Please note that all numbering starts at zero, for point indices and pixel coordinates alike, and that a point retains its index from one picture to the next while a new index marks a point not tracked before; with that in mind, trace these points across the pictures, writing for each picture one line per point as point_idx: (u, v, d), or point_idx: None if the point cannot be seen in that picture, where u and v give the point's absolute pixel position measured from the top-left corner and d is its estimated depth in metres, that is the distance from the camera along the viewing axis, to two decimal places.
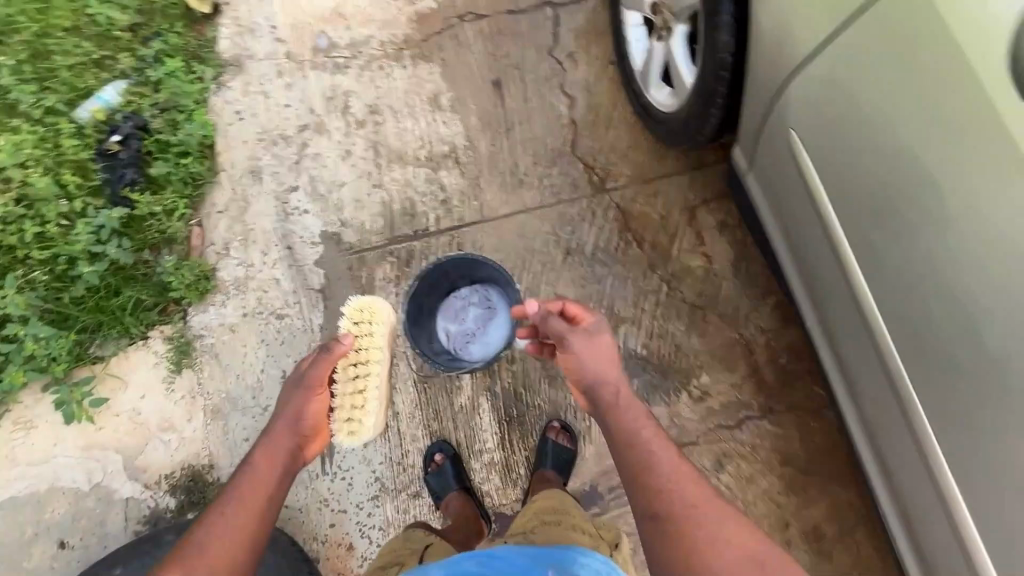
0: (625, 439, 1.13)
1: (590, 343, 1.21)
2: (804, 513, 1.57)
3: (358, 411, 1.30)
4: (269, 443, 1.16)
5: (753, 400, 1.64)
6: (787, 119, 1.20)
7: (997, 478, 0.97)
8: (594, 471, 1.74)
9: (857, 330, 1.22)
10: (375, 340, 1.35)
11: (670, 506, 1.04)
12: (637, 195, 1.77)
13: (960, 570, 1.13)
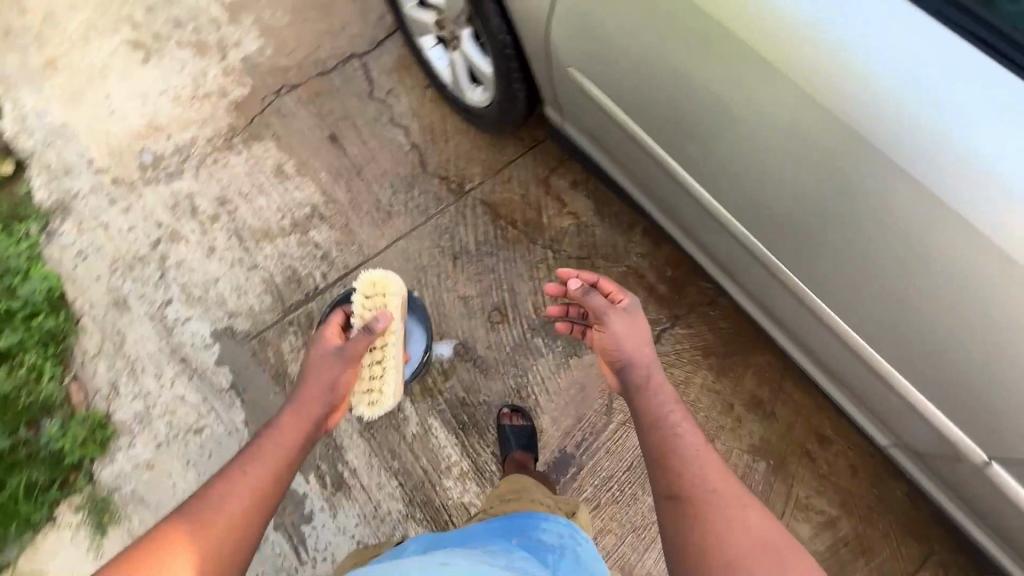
0: (649, 413, 1.05)
1: (625, 322, 1.14)
2: (740, 389, 1.68)
3: (377, 381, 1.23)
4: (300, 404, 1.02)
5: (659, 315, 1.75)
6: (567, 65, 1.32)
7: (843, 292, 1.08)
8: (560, 437, 1.64)
9: (710, 223, 1.32)
10: (389, 314, 1.24)
11: (685, 490, 0.95)
12: (494, 186, 1.87)
13: (873, 391, 1.21)
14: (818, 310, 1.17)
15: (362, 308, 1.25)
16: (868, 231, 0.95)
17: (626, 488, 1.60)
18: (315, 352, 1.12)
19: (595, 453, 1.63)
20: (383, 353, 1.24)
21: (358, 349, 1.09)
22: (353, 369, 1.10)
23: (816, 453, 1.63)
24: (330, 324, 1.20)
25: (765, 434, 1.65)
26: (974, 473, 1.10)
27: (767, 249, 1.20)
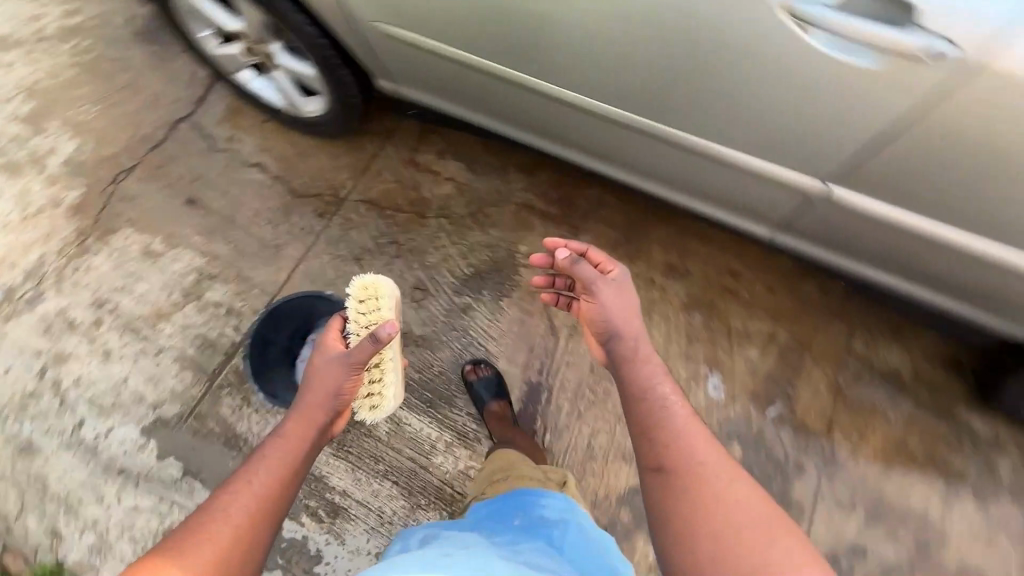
0: (637, 393, 0.99)
1: (615, 294, 1.06)
2: (652, 263, 1.84)
3: (376, 384, 1.20)
4: (302, 411, 1.01)
5: (560, 233, 1.88)
6: (380, 24, 1.33)
7: (702, 113, 1.17)
8: (521, 372, 1.70)
9: (576, 120, 1.36)
10: (387, 318, 1.15)
11: (673, 465, 0.90)
12: (367, 183, 1.92)
13: (771, 199, 1.31)
14: (698, 146, 1.26)
15: (358, 317, 1.15)
16: (699, 43, 1.02)
17: (597, 388, 1.69)
18: (317, 358, 1.08)
19: (558, 371, 1.71)
20: (382, 361, 1.19)
21: (363, 355, 1.01)
22: (357, 375, 1.06)
23: (734, 287, 1.82)
24: (330, 330, 1.14)
25: (689, 291, 1.81)
26: (854, 219, 1.25)
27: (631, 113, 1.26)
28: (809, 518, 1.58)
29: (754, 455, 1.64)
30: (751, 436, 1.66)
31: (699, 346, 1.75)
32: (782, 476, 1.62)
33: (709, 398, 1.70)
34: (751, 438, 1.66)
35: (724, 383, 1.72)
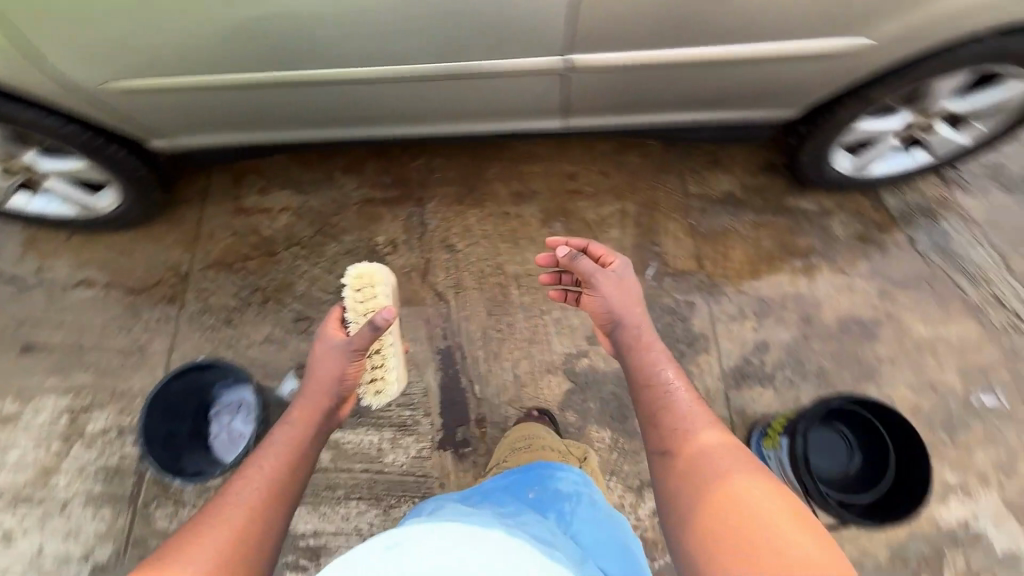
0: (644, 372, 1.19)
1: (619, 284, 1.26)
2: (499, 199, 1.96)
3: (380, 371, 1.39)
4: (305, 402, 1.18)
5: (408, 210, 1.94)
6: (114, 81, 1.30)
7: (443, 39, 1.22)
8: (429, 345, 1.76)
9: (356, 93, 1.40)
10: (383, 304, 1.31)
11: (684, 431, 1.09)
12: (205, 248, 1.87)
13: (553, 89, 1.40)
14: (466, 70, 1.32)
15: (358, 307, 1.30)
16: None
17: (501, 325, 1.79)
18: (318, 346, 1.24)
19: (460, 328, 1.78)
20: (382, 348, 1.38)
21: (361, 343, 1.18)
22: (357, 360, 1.22)
23: (575, 187, 1.98)
24: (330, 322, 1.28)
25: (540, 207, 1.95)
26: (622, 73, 1.36)
27: (391, 66, 1.30)
28: (715, 341, 1.78)
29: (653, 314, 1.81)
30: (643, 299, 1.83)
31: None
32: (681, 319, 1.81)
33: None
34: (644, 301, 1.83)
35: None
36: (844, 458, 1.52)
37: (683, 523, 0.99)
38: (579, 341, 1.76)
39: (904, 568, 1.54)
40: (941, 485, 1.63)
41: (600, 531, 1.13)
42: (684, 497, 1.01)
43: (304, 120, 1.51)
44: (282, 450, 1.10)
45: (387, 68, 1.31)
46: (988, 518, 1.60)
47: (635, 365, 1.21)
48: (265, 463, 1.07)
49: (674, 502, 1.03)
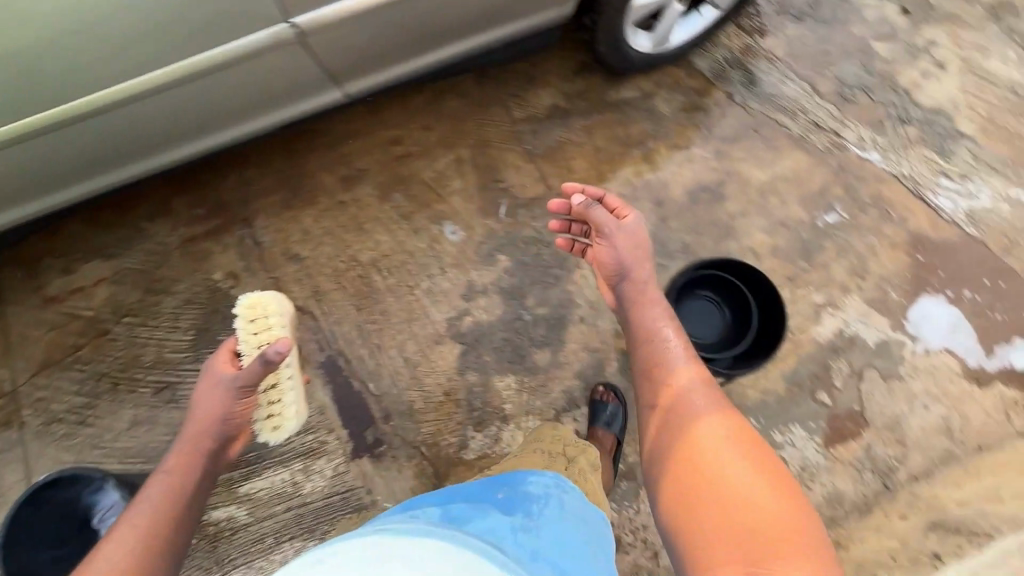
0: (651, 333, 1.21)
1: (629, 237, 1.26)
2: (330, 191, 1.83)
3: (277, 407, 1.18)
4: (187, 442, 1.07)
5: (237, 235, 1.78)
6: None
7: (153, 36, 1.10)
8: (308, 363, 1.67)
9: (116, 119, 1.28)
10: (279, 334, 1.17)
11: (687, 400, 1.10)
12: (24, 355, 1.65)
13: (316, 55, 1.29)
14: (206, 62, 1.20)
15: (254, 336, 1.16)
16: None
17: (374, 316, 1.71)
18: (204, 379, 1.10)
19: (335, 334, 1.70)
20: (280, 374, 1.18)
21: (249, 377, 1.05)
22: (246, 399, 1.08)
23: (402, 151, 1.88)
24: (223, 354, 1.14)
25: (375, 184, 1.84)
26: (376, 15, 1.26)
27: (123, 81, 1.18)
28: None
29: (518, 249, 1.79)
30: (504, 239, 1.80)
31: (417, 215, 1.82)
32: (546, 244, 1.80)
33: (455, 241, 1.79)
34: (506, 240, 1.80)
35: (456, 222, 1.81)
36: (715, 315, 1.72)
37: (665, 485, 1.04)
38: (456, 303, 1.73)
39: (802, 391, 1.68)
40: (812, 307, 1.77)
41: (565, 533, 0.94)
42: (673, 461, 1.04)
43: (81, 164, 1.37)
44: (161, 494, 1.01)
45: (122, 48, 1.10)
46: (857, 320, 1.76)
47: (643, 324, 1.23)
48: (143, 507, 0.99)
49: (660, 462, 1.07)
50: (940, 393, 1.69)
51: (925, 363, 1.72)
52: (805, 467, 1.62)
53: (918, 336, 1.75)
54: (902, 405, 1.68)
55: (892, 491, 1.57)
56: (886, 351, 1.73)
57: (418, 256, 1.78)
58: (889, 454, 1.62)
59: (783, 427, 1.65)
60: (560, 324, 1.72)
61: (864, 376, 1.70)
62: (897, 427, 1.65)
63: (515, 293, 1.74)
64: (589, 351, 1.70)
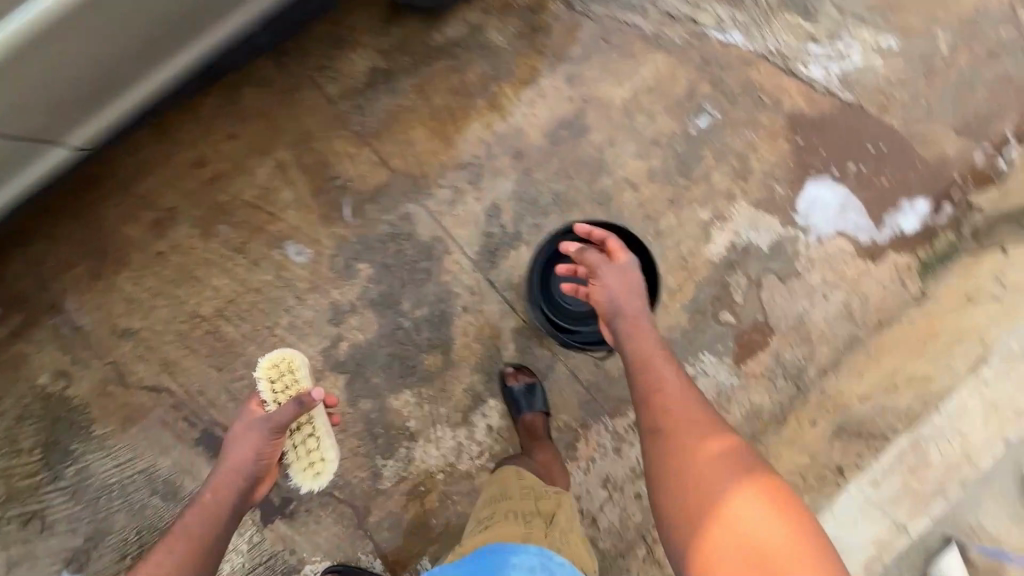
0: (651, 358, 1.11)
1: (622, 273, 1.20)
2: (143, 243, 1.56)
3: (315, 452, 1.30)
4: (219, 481, 1.15)
5: (50, 326, 1.51)
6: None
7: None
8: (184, 443, 1.50)
9: None
10: (304, 387, 1.30)
11: (697, 431, 0.99)
12: None
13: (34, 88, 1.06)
14: None
15: (277, 394, 1.28)
16: None
17: (240, 371, 1.53)
18: (239, 423, 1.20)
19: (204, 403, 1.52)
20: (311, 422, 1.30)
21: (278, 420, 1.15)
22: (278, 439, 1.18)
23: (213, 174, 1.59)
24: (248, 409, 1.24)
25: (194, 221, 1.58)
26: (85, 25, 1.03)
27: None
28: (448, 236, 1.61)
29: (377, 251, 1.59)
30: (359, 244, 1.59)
31: (253, 244, 1.58)
32: (406, 237, 1.60)
33: (304, 262, 1.58)
34: (360, 244, 1.59)
35: (299, 239, 1.58)
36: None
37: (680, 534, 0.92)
38: (325, 330, 1.55)
39: (704, 317, 1.62)
40: (699, 226, 1.66)
41: None
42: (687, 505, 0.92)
43: None
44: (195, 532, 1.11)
45: None
46: (747, 227, 1.67)
47: (640, 351, 1.13)
48: (179, 545, 1.10)
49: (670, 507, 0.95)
50: (837, 279, 1.65)
51: (819, 253, 1.66)
52: (721, 392, 1.59)
53: (807, 227, 1.68)
54: (804, 302, 1.63)
55: (805, 392, 1.56)
56: (780, 251, 1.66)
57: (269, 289, 1.56)
58: (797, 356, 1.60)
59: (693, 359, 1.60)
60: (443, 320, 1.57)
61: (763, 283, 1.64)
62: (802, 326, 1.62)
63: (386, 300, 1.57)
64: (482, 340, 1.57)
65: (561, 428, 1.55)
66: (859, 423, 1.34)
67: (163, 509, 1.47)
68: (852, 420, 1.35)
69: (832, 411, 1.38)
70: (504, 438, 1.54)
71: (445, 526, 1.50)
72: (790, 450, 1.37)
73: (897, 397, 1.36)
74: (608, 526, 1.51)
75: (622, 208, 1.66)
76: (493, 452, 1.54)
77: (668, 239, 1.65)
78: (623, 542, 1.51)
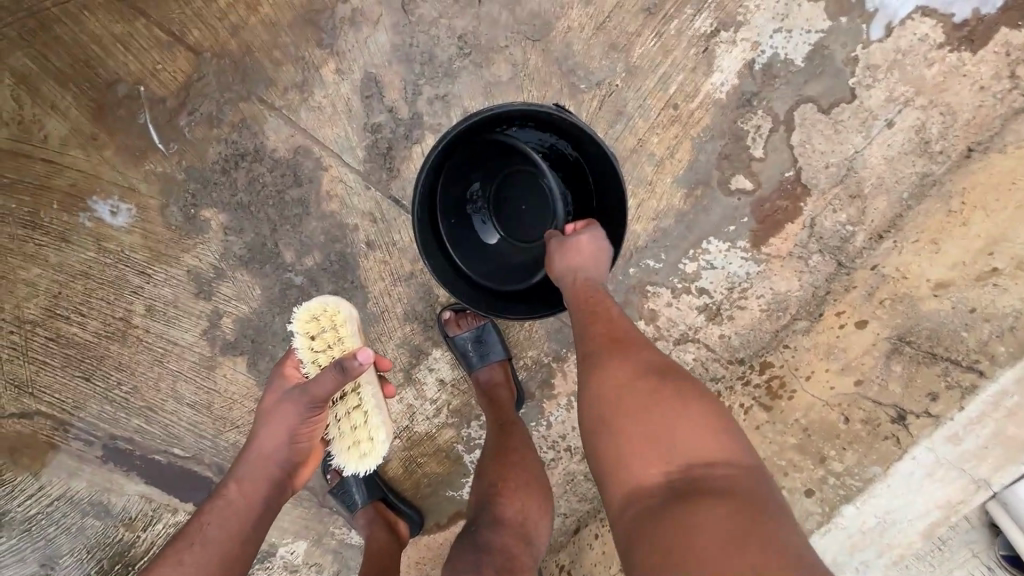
0: (586, 282, 0.86)
1: (576, 252, 0.87)
2: None
3: (361, 428, 0.87)
4: (245, 461, 0.88)
5: None
6: None
7: None
8: (86, 464, 1.23)
9: None
10: (352, 346, 0.86)
11: (621, 349, 0.76)
12: None
13: None
14: None
15: (318, 356, 0.86)
16: None
17: (111, 376, 1.19)
18: (267, 396, 0.89)
19: (87, 421, 1.21)
20: (358, 388, 0.88)
21: (321, 387, 0.80)
22: (322, 410, 0.85)
23: None
24: (290, 367, 0.89)
25: None
26: None
27: None
28: (316, 142, 1.08)
29: (220, 186, 1.08)
30: (192, 179, 1.08)
31: (47, 212, 1.09)
32: (255, 154, 1.07)
33: (128, 223, 1.10)
34: (195, 180, 1.08)
35: (107, 189, 1.09)
36: (534, 230, 0.99)
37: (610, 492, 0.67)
38: (195, 308, 1.15)
39: (710, 189, 1.12)
40: (695, 46, 1.06)
41: None
42: (613, 447, 0.68)
43: None
44: (217, 537, 0.83)
45: None
46: (771, 32, 1.06)
47: (570, 288, 0.86)
48: (192, 552, 0.81)
49: (598, 459, 0.70)
50: (910, 92, 1.08)
51: (883, 54, 1.07)
52: (734, 286, 1.15)
53: (862, 13, 1.06)
54: (855, 138, 1.10)
55: (850, 270, 1.12)
56: (822, 62, 1.07)
57: (97, 268, 1.12)
58: (842, 221, 1.12)
59: (695, 251, 1.14)
60: (344, 265, 1.13)
61: (793, 121, 1.09)
62: (851, 175, 1.11)
63: (259, 253, 1.12)
64: (404, 280, 1.15)
65: (529, 366, 1.23)
66: (930, 341, 0.97)
67: (104, 526, 1.26)
68: (920, 333, 0.97)
69: (889, 307, 1.02)
70: (462, 390, 1.23)
71: (416, 488, 1.28)
72: (827, 365, 1.05)
73: (988, 302, 0.93)
74: None
75: (569, 38, 1.05)
76: (452, 408, 1.24)
77: (648, 79, 1.07)
78: None
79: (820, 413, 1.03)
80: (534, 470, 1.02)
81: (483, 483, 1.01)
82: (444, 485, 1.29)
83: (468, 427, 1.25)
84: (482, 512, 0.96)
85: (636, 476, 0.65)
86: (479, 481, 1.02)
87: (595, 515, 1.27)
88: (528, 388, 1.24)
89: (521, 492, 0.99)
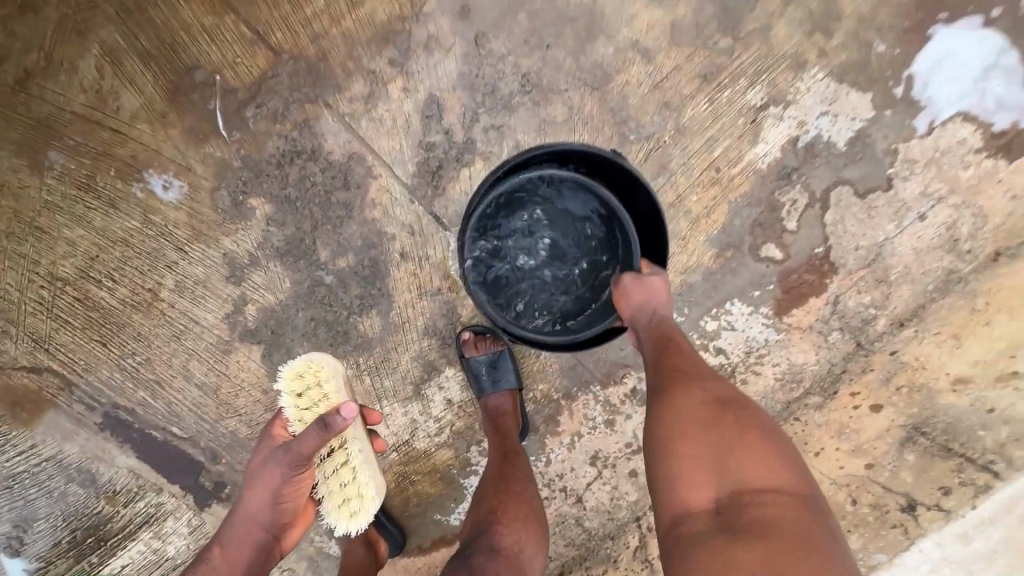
0: (659, 317, 0.92)
1: (649, 295, 0.94)
2: None
3: (351, 486, 0.85)
4: (232, 526, 0.90)
5: None
6: None
7: None
8: (83, 429, 1.23)
9: None
10: (339, 399, 0.85)
11: (690, 380, 0.81)
12: None
13: None
14: None
15: (305, 414, 0.85)
16: None
17: (127, 345, 1.20)
18: (254, 456, 0.90)
19: (94, 386, 1.21)
20: (345, 444, 0.86)
21: (303, 449, 0.80)
22: (306, 469, 0.85)
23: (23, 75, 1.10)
24: (276, 427, 0.90)
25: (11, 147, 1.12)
26: None
27: None
28: (369, 151, 1.12)
29: (272, 178, 1.12)
30: (246, 168, 1.12)
31: (103, 176, 1.13)
32: (311, 154, 1.12)
33: (177, 200, 1.14)
34: (248, 169, 1.12)
35: (164, 165, 1.13)
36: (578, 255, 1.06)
37: (662, 510, 0.74)
38: (223, 291, 1.17)
39: (740, 253, 1.14)
40: (745, 116, 1.11)
41: None
42: (667, 471, 0.74)
43: None
44: None
45: None
46: (817, 114, 1.11)
47: (644, 331, 0.92)
48: None
49: (654, 482, 0.76)
50: (944, 189, 1.12)
51: (921, 149, 1.11)
52: (751, 350, 1.15)
53: (906, 110, 1.11)
54: (887, 225, 1.13)
55: (867, 351, 1.12)
56: (862, 149, 1.12)
57: (137, 239, 1.15)
58: (866, 302, 1.13)
59: (717, 310, 1.16)
60: (375, 272, 1.16)
61: (829, 201, 1.13)
62: (879, 261, 1.13)
63: (296, 247, 1.15)
64: (429, 295, 1.17)
65: (538, 399, 1.23)
66: (946, 435, 1.01)
67: (86, 495, 1.25)
68: (935, 426, 1.02)
69: (905, 394, 1.05)
70: (468, 413, 1.23)
71: (405, 506, 1.26)
72: (837, 444, 1.06)
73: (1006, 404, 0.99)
74: (595, 505, 1.23)
75: (625, 91, 1.10)
76: (455, 429, 1.23)
77: (695, 140, 1.11)
78: (614, 522, 1.24)
79: (827, 491, 1.04)
80: (533, 505, 1.01)
81: (481, 509, 0.99)
82: (433, 508, 1.27)
83: (467, 451, 1.24)
84: (480, 537, 0.93)
85: (686, 501, 0.71)
86: (478, 506, 1.00)
87: (581, 563, 1.24)
88: (533, 422, 1.23)
89: (522, 523, 0.97)
